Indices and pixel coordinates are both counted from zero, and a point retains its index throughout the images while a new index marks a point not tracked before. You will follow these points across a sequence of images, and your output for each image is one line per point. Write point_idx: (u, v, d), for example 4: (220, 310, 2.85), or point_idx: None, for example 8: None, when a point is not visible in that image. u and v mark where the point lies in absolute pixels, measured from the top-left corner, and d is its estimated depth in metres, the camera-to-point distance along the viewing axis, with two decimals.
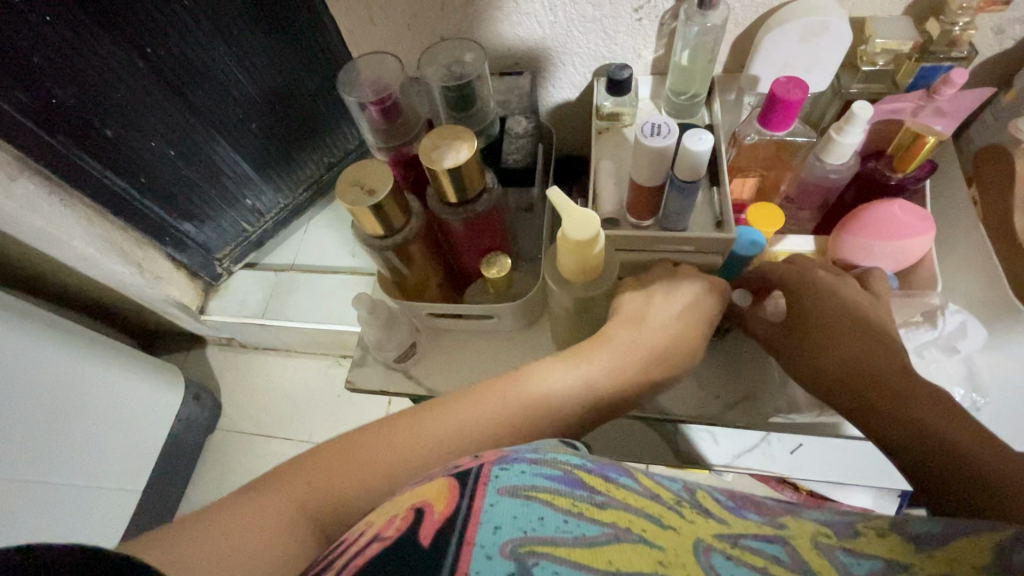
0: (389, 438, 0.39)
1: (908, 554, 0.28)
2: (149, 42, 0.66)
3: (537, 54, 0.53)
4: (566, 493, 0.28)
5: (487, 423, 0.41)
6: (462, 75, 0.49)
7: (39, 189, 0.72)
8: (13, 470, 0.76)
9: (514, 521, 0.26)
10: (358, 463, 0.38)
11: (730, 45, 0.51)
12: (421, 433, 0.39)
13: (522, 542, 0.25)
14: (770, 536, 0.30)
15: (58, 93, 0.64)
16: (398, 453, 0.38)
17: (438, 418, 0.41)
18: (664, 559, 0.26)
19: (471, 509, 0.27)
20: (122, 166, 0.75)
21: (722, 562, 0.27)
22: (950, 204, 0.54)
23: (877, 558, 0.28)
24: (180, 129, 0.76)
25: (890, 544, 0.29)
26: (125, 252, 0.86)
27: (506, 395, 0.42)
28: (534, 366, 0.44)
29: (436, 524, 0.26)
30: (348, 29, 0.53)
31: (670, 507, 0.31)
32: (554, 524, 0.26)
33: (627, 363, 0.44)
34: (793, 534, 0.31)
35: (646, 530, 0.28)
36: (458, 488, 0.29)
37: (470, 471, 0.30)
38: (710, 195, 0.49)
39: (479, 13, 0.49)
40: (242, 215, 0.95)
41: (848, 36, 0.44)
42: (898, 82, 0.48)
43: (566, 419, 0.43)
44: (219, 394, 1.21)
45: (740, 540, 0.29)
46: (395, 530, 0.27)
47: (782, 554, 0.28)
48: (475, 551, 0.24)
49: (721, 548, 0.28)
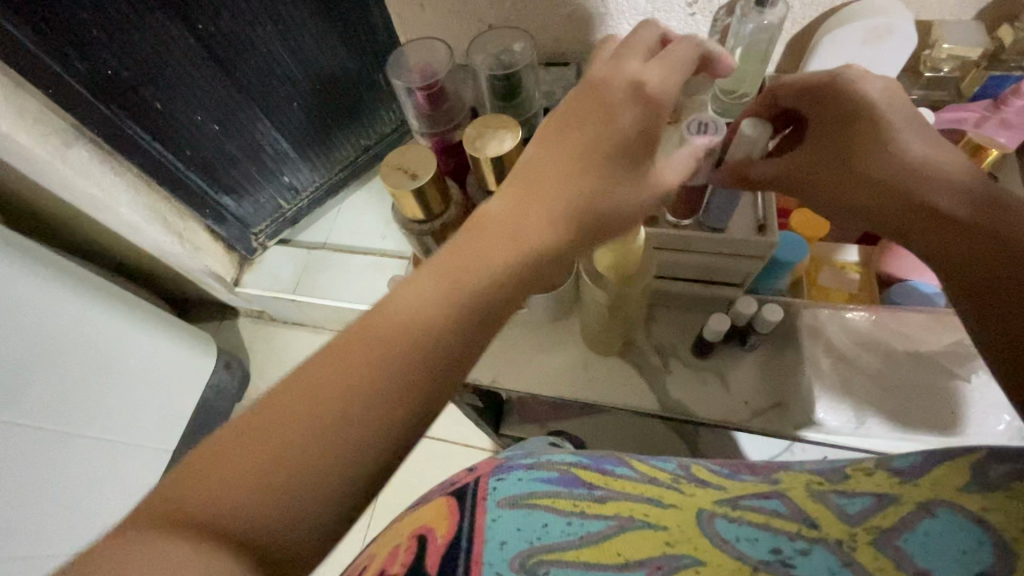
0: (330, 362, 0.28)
1: (893, 484, 0.26)
2: (199, 17, 0.67)
3: (584, 44, 0.52)
4: (565, 495, 0.30)
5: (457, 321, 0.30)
6: (510, 64, 0.49)
7: (92, 157, 0.76)
8: (55, 422, 0.80)
9: (518, 533, 0.28)
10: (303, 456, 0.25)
11: (784, 45, 0.49)
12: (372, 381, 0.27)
13: (531, 554, 0.27)
14: (767, 491, 0.30)
15: (114, 66, 0.66)
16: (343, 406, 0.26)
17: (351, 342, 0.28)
18: (670, 539, 0.27)
19: (473, 528, 0.29)
20: (168, 138, 0.78)
21: (725, 528, 0.27)
22: None
23: (871, 495, 0.26)
24: (223, 104, 0.78)
25: (877, 480, 0.27)
26: (168, 222, 0.89)
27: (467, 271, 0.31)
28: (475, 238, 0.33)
29: (441, 550, 0.28)
30: (398, 15, 0.54)
31: (668, 486, 0.32)
32: (559, 529, 0.28)
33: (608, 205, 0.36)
34: (789, 485, 0.29)
35: (648, 514, 0.29)
36: (458, 507, 0.31)
37: (467, 490, 0.32)
38: (754, 199, 0.48)
39: (531, 2, 0.48)
40: (278, 191, 0.97)
41: (913, 38, 0.42)
42: (963, 90, 0.46)
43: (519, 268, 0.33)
44: (249, 363, 1.25)
45: (740, 502, 0.29)
46: (401, 563, 0.28)
47: (782, 507, 0.27)
48: (486, 570, 0.26)
49: (723, 514, 0.28)
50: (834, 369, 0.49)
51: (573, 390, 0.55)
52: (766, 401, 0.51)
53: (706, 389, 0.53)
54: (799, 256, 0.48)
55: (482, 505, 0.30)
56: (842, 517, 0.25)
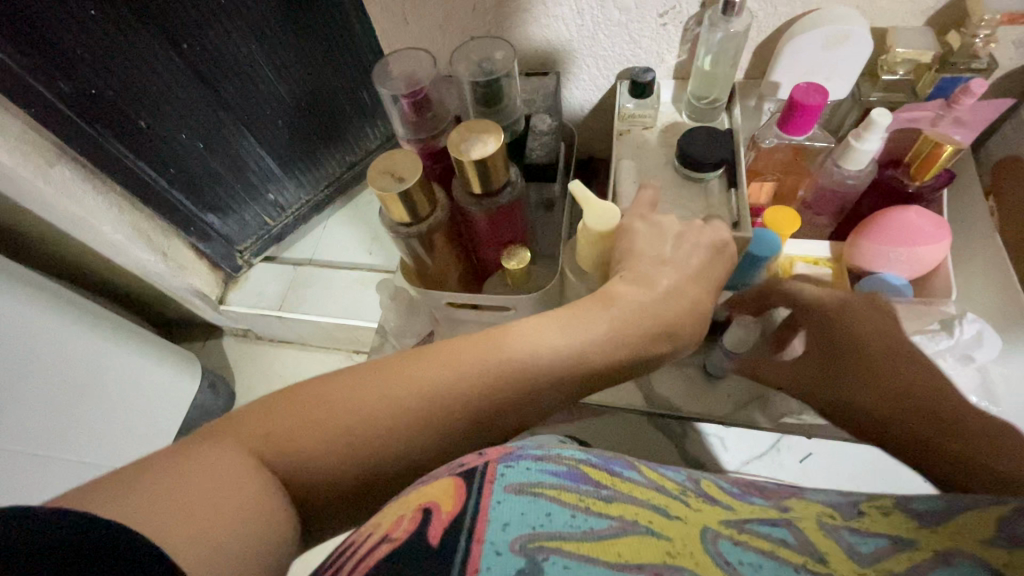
0: (422, 369, 0.37)
1: (912, 529, 0.32)
2: (185, 38, 0.69)
3: (561, 54, 0.55)
4: (571, 489, 0.32)
5: (468, 416, 0.37)
6: (491, 71, 0.51)
7: (74, 176, 0.75)
8: (30, 446, 0.78)
9: (522, 517, 0.29)
10: (296, 459, 0.33)
11: (750, 53, 0.52)
12: (371, 439, 0.35)
13: (532, 538, 0.28)
14: (777, 520, 0.36)
15: (97, 85, 0.67)
16: (342, 442, 0.34)
17: (450, 360, 0.37)
18: (671, 549, 0.30)
19: (478, 508, 0.29)
20: (154, 156, 0.78)
21: (729, 547, 0.31)
22: (963, 214, 0.53)
23: (883, 536, 0.33)
24: (208, 122, 0.79)
25: (894, 521, 0.34)
26: (152, 240, 0.88)
27: (490, 387, 0.37)
28: (538, 319, 0.40)
29: (444, 525, 0.28)
30: (381, 28, 0.55)
31: (677, 497, 0.37)
32: (562, 520, 0.29)
33: (639, 326, 0.40)
34: (800, 517, 0.36)
35: (653, 521, 0.32)
36: (465, 488, 0.31)
37: (475, 470, 0.33)
38: (728, 198, 0.49)
39: (509, 14, 0.50)
40: (264, 208, 0.98)
41: (869, 44, 0.45)
42: (918, 93, 0.48)
43: (549, 385, 0.39)
44: (233, 382, 1.23)
45: (746, 526, 0.34)
46: (404, 530, 0.29)
47: (790, 538, 0.33)
48: (486, 548, 0.27)
49: (728, 535, 0.33)
50: None
51: None
52: (749, 395, 0.55)
53: None
54: (773, 252, 0.49)
55: (488, 488, 0.31)
56: (851, 557, 0.31)
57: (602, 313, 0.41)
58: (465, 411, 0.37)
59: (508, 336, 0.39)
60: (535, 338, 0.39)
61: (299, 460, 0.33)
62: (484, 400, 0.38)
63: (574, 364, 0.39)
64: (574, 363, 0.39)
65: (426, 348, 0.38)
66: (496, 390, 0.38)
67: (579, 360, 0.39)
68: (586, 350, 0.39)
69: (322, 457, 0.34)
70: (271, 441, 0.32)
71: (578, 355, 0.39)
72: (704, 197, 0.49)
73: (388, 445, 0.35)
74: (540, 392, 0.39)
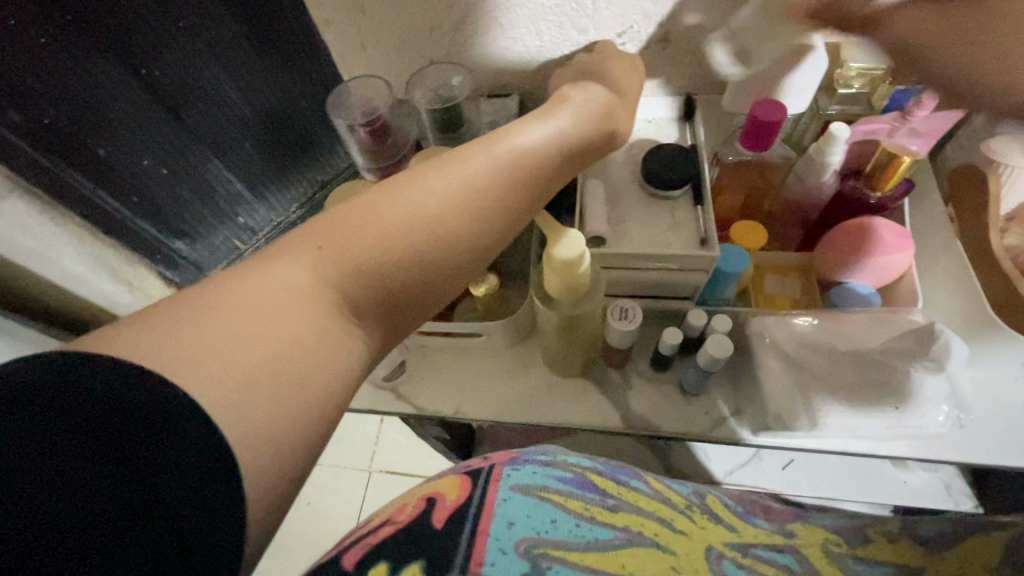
0: (431, 175, 0.34)
1: (921, 555, 0.35)
2: (145, 63, 0.67)
3: (524, 75, 0.54)
4: (578, 497, 0.35)
5: (504, 188, 0.36)
6: (450, 98, 0.51)
7: (29, 209, 0.70)
8: None
9: (527, 520, 0.33)
10: (369, 272, 0.31)
11: (709, 69, 0.52)
12: (441, 232, 0.33)
13: (536, 544, 0.32)
14: (782, 546, 0.37)
15: (49, 111, 0.63)
16: (408, 237, 0.32)
17: (451, 167, 0.35)
18: (676, 564, 0.32)
19: (483, 501, 0.34)
20: (113, 183, 0.75)
21: (731, 568, 0.33)
22: (923, 222, 0.53)
23: (886, 565, 0.35)
24: (172, 148, 0.77)
25: (898, 549, 0.36)
26: (115, 270, 0.86)
27: (517, 178, 0.37)
28: (510, 125, 0.39)
29: (449, 509, 0.34)
30: (338, 52, 0.53)
31: (682, 513, 0.38)
32: (566, 528, 0.33)
33: (592, 122, 0.42)
34: (804, 544, 0.38)
35: (657, 534, 0.35)
36: (470, 482, 0.36)
37: (482, 470, 0.38)
38: (696, 213, 0.48)
39: (469, 38, 0.50)
40: (234, 233, 0.95)
41: (825, 60, 0.47)
42: (874, 105, 0.50)
43: (551, 176, 0.39)
44: None
45: (750, 550, 0.36)
46: (408, 514, 0.34)
47: (793, 565, 0.35)
48: (490, 542, 0.31)
49: (732, 557, 0.34)
50: (785, 372, 0.48)
51: (537, 414, 0.53)
52: (726, 408, 0.52)
53: (664, 400, 0.53)
54: (741, 268, 0.48)
55: (494, 485, 0.36)
56: None
57: (560, 112, 0.42)
58: (494, 193, 0.35)
59: (510, 146, 0.37)
60: (518, 133, 0.38)
61: (374, 276, 0.31)
62: (519, 192, 0.36)
63: (563, 145, 0.40)
64: (558, 142, 0.40)
65: (412, 168, 0.35)
66: (515, 172, 0.37)
67: (568, 143, 0.40)
68: (574, 133, 0.41)
69: (393, 260, 0.32)
70: (331, 249, 0.31)
71: (561, 140, 0.40)
72: (672, 213, 0.48)
73: (454, 225, 0.33)
74: (547, 171, 0.39)
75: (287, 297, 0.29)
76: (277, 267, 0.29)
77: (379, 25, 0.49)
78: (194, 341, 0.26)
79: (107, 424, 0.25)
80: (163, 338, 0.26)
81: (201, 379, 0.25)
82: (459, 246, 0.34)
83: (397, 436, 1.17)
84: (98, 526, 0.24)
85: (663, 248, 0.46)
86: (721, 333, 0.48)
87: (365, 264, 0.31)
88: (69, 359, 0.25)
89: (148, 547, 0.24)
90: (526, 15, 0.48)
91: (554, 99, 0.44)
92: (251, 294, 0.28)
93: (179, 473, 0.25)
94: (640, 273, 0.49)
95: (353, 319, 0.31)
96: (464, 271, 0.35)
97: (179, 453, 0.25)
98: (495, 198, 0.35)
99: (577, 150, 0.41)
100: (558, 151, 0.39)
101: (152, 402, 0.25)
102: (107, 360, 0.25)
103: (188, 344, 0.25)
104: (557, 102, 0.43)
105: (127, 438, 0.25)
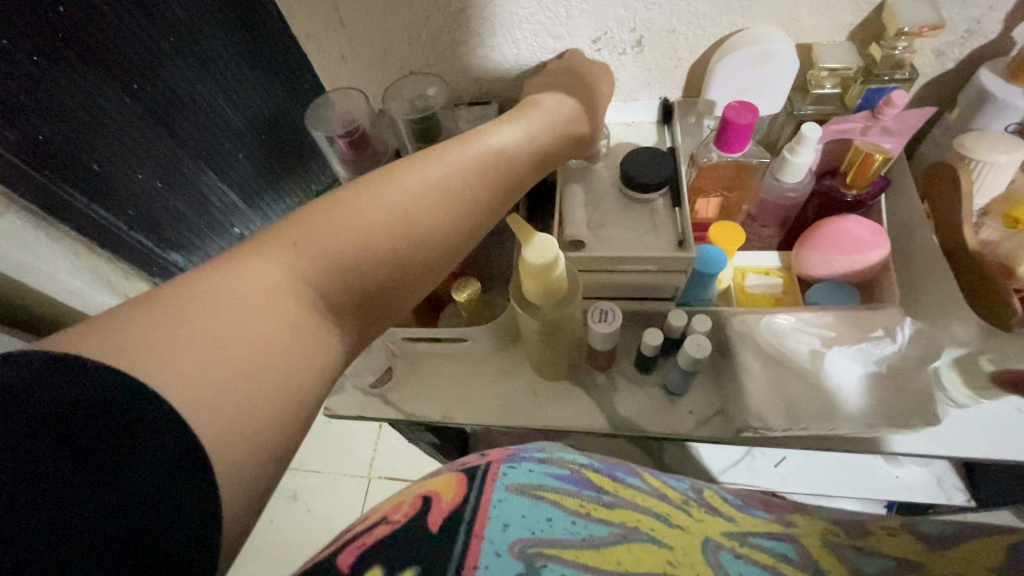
0: (401, 176, 0.35)
1: (919, 549, 0.34)
2: (138, 79, 0.68)
3: (503, 84, 0.55)
4: (575, 495, 0.36)
5: (477, 188, 0.37)
6: (425, 108, 0.51)
7: (25, 225, 0.68)
8: None
9: (524, 520, 0.33)
10: (343, 274, 0.32)
11: (684, 74, 0.53)
12: (415, 235, 0.34)
13: (531, 543, 0.31)
14: (781, 535, 0.37)
15: (46, 131, 0.62)
16: (380, 240, 0.33)
17: (421, 170, 0.36)
18: (672, 558, 0.31)
19: (480, 503, 0.34)
20: (112, 201, 0.74)
21: (729, 560, 0.32)
22: (900, 219, 0.54)
23: (888, 557, 0.33)
24: (168, 163, 0.78)
25: (901, 540, 0.35)
26: (113, 284, 0.86)
27: (485, 182, 0.38)
28: (479, 129, 0.40)
29: (444, 512, 0.34)
30: (320, 64, 0.54)
31: (679, 507, 0.38)
32: (562, 526, 0.33)
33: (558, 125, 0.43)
34: (805, 534, 0.37)
35: (654, 529, 0.34)
36: (466, 481, 0.37)
37: (480, 466, 0.38)
38: (673, 216, 0.49)
39: (447, 48, 0.51)
40: (228, 243, 0.96)
41: (795, 61, 0.46)
42: (846, 104, 0.49)
43: (522, 177, 0.40)
44: None
45: (749, 539, 0.35)
46: (405, 513, 0.35)
47: (792, 553, 0.34)
48: (485, 545, 0.31)
49: (730, 547, 0.34)
50: (766, 371, 0.48)
51: (523, 418, 0.54)
52: (711, 408, 0.52)
53: (650, 400, 0.54)
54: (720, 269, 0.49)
55: (491, 484, 0.36)
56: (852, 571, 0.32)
57: (528, 114, 0.43)
58: (465, 194, 0.37)
59: (480, 150, 0.38)
60: (486, 136, 0.40)
61: (348, 277, 0.32)
62: (487, 196, 0.38)
63: (532, 145, 0.41)
64: (529, 146, 0.41)
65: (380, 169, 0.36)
66: (486, 174, 0.38)
67: (536, 142, 0.41)
68: (542, 138, 0.42)
69: (366, 263, 0.33)
70: (306, 247, 0.31)
71: (530, 141, 0.41)
72: (649, 216, 0.49)
73: (431, 226, 0.35)
74: (518, 173, 0.40)
75: (258, 300, 0.29)
76: (247, 267, 0.30)
77: (358, 37, 0.50)
78: (163, 343, 0.26)
79: (72, 425, 0.24)
80: (126, 343, 0.26)
81: (168, 382, 0.25)
82: (434, 246, 0.35)
83: (395, 441, 1.18)
84: (64, 530, 0.23)
85: (642, 250, 0.47)
86: (701, 333, 0.48)
87: (341, 265, 0.32)
88: (33, 361, 0.25)
89: (124, 539, 0.24)
90: (500, 24, 0.48)
91: (525, 104, 0.44)
92: (220, 297, 0.28)
93: (155, 471, 0.25)
94: (620, 275, 0.49)
95: (326, 322, 0.32)
96: (433, 270, 0.36)
97: (142, 443, 0.25)
98: (467, 198, 0.37)
99: (546, 151, 0.42)
100: (529, 155, 0.41)
101: (119, 404, 0.25)
102: (72, 362, 0.25)
103: (156, 344, 0.26)
104: (524, 106, 0.44)
105: (81, 440, 0.24)
